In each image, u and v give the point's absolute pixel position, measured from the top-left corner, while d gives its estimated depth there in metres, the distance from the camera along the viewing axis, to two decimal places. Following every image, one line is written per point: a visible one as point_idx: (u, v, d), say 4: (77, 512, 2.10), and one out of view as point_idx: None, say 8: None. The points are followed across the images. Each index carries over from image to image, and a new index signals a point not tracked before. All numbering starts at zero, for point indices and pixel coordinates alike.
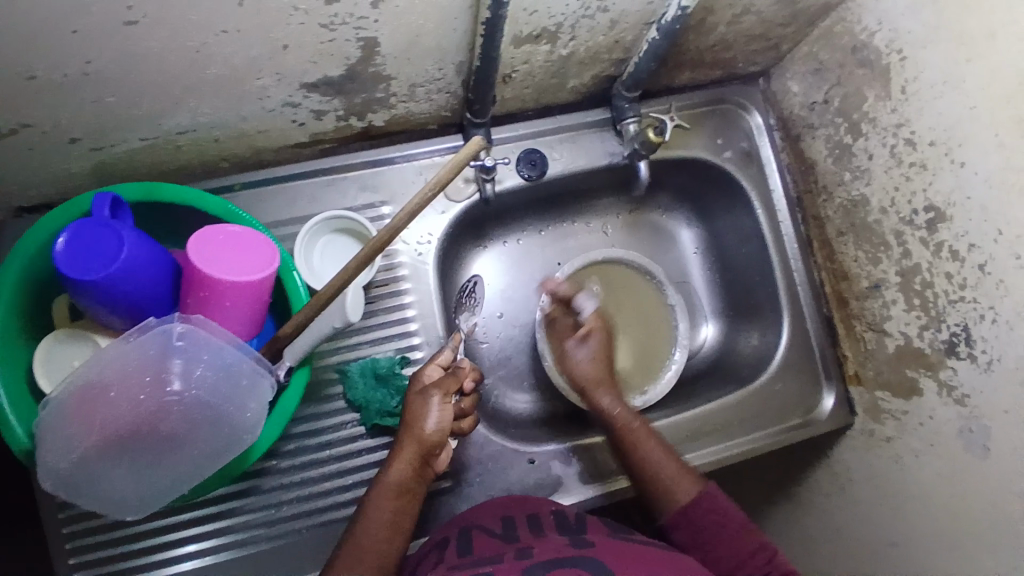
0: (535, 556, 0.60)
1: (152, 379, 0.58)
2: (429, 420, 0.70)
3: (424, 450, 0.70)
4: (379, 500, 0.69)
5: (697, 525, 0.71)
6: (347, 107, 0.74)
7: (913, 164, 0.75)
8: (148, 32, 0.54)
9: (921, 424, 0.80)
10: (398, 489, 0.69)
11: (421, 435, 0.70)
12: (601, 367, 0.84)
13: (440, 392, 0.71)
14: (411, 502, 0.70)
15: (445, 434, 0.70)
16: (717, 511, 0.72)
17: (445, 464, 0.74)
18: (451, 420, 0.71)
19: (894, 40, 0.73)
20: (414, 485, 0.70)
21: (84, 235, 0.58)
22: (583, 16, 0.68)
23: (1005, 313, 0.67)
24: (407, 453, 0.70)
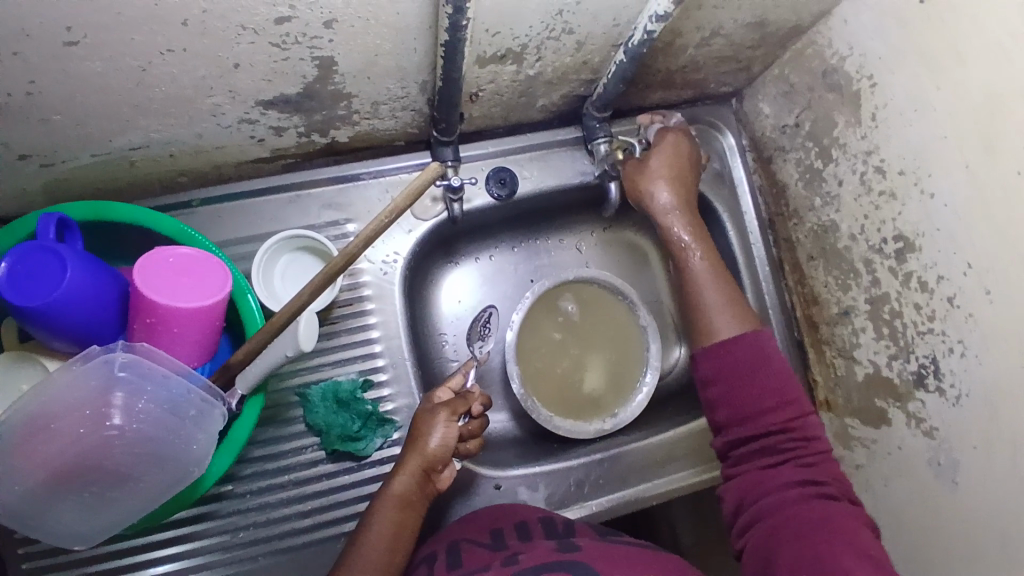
0: (523, 564, 0.62)
1: (92, 414, 0.55)
2: (434, 437, 0.71)
3: (428, 464, 0.71)
4: (383, 509, 0.69)
5: (739, 362, 0.71)
6: (307, 124, 0.72)
7: (883, 192, 0.75)
8: (89, 52, 0.52)
9: (889, 453, 0.80)
10: (405, 498, 0.70)
11: (426, 450, 0.71)
12: (670, 169, 0.83)
13: (448, 410, 0.72)
14: (414, 514, 0.71)
15: (449, 451, 0.72)
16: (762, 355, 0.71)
17: (447, 483, 0.74)
18: (456, 438, 0.72)
19: (864, 65, 0.73)
20: (418, 499, 0.71)
21: (24, 263, 0.56)
22: (548, 38, 0.67)
23: (973, 347, 0.67)
24: (412, 466, 0.71)
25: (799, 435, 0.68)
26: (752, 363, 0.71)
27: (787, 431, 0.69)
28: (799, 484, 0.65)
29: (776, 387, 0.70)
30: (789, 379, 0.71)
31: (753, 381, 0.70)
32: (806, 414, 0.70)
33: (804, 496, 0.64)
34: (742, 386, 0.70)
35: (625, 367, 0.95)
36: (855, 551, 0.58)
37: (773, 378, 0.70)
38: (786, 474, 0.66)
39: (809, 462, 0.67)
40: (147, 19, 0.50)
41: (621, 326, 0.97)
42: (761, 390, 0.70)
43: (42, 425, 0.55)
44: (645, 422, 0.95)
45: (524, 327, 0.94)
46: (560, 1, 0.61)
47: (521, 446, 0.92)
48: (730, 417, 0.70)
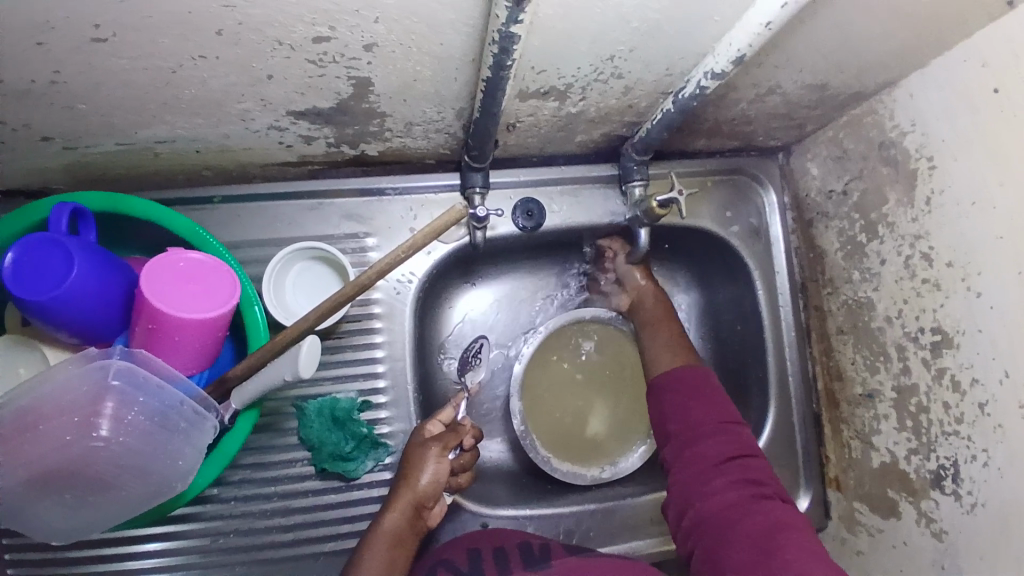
0: None
1: (80, 421, 0.54)
2: (426, 474, 0.71)
3: (418, 502, 0.70)
4: (374, 550, 0.67)
5: (685, 385, 0.76)
6: (338, 136, 0.70)
7: (926, 281, 0.70)
8: (120, 50, 0.50)
9: (894, 548, 0.76)
10: (398, 537, 0.69)
11: (416, 487, 0.70)
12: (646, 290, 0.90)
13: (439, 445, 0.72)
14: (405, 554, 0.69)
15: (440, 487, 0.72)
16: (703, 383, 0.76)
17: (437, 518, 0.74)
18: (447, 473, 0.72)
19: (924, 145, 0.69)
20: (409, 538, 0.70)
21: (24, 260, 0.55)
22: (595, 80, 0.64)
23: (997, 459, 0.64)
24: (402, 503, 0.70)
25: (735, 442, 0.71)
26: (695, 386, 0.76)
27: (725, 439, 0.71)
28: (740, 485, 0.67)
29: (715, 406, 0.74)
30: (723, 401, 0.74)
31: (698, 399, 0.74)
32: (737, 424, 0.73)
33: (741, 496, 0.66)
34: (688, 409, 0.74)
35: (631, 415, 0.92)
36: (801, 545, 0.61)
37: (715, 403, 0.74)
38: (724, 475, 0.68)
39: (746, 464, 0.69)
40: (179, 25, 0.48)
41: (633, 372, 0.93)
42: (701, 407, 0.74)
43: (31, 423, 0.54)
44: (645, 474, 0.92)
45: (534, 361, 0.91)
46: (612, 47, 0.58)
47: (514, 481, 0.90)
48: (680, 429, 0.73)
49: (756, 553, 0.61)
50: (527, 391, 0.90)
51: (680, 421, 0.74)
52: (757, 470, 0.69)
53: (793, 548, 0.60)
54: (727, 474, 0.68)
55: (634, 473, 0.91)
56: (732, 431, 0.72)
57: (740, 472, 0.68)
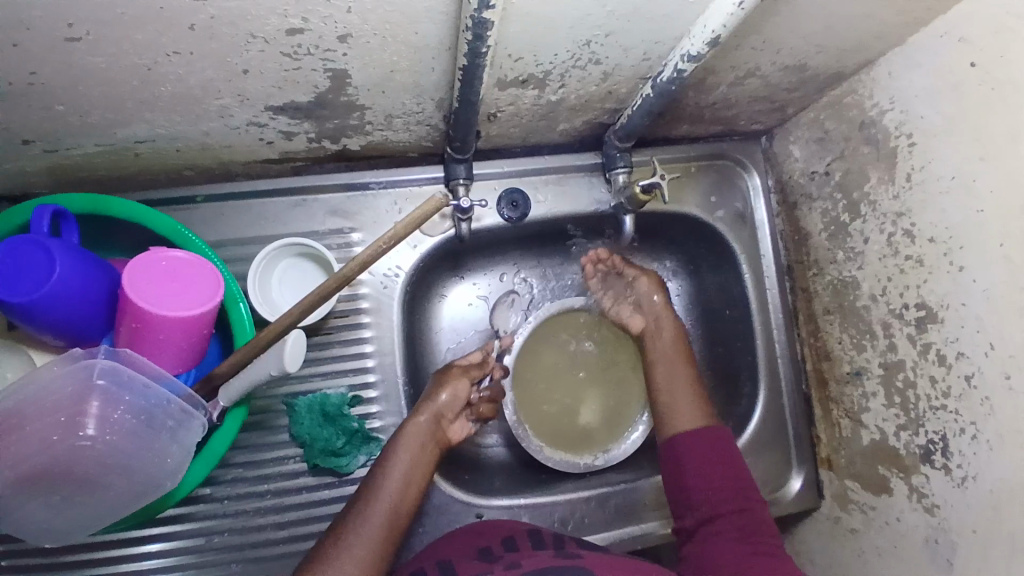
0: (524, 571, 0.61)
1: (66, 421, 0.54)
2: (447, 389, 0.76)
3: (438, 412, 0.74)
4: (399, 449, 0.70)
5: (704, 454, 0.75)
6: (318, 131, 0.70)
7: (910, 257, 0.71)
8: (94, 48, 0.50)
9: (886, 524, 0.77)
10: (422, 440, 0.71)
11: (436, 399, 0.74)
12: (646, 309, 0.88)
13: (459, 369, 0.79)
14: (428, 457, 0.71)
15: (460, 402, 0.76)
16: (722, 444, 0.76)
17: (459, 435, 0.76)
18: (466, 392, 0.77)
19: (904, 123, 0.69)
20: (430, 442, 0.72)
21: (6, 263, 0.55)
22: (573, 67, 0.64)
23: (986, 432, 0.64)
24: (425, 412, 0.73)
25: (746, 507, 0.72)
26: (711, 452, 0.75)
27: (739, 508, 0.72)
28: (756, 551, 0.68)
29: (731, 474, 0.74)
30: (738, 466, 0.75)
31: (714, 467, 0.74)
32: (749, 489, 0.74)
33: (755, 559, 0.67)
34: (704, 470, 0.74)
35: (623, 403, 0.92)
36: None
37: (731, 468, 0.75)
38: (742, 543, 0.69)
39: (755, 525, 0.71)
40: (153, 20, 0.48)
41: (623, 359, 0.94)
42: (720, 476, 0.74)
43: (15, 425, 0.54)
44: (638, 461, 0.92)
45: (526, 353, 0.91)
46: (588, 33, 0.58)
47: (508, 472, 0.90)
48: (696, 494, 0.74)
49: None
50: (519, 386, 0.90)
51: (696, 484, 0.74)
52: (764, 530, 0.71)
53: None
54: (745, 544, 0.69)
55: (627, 459, 0.92)
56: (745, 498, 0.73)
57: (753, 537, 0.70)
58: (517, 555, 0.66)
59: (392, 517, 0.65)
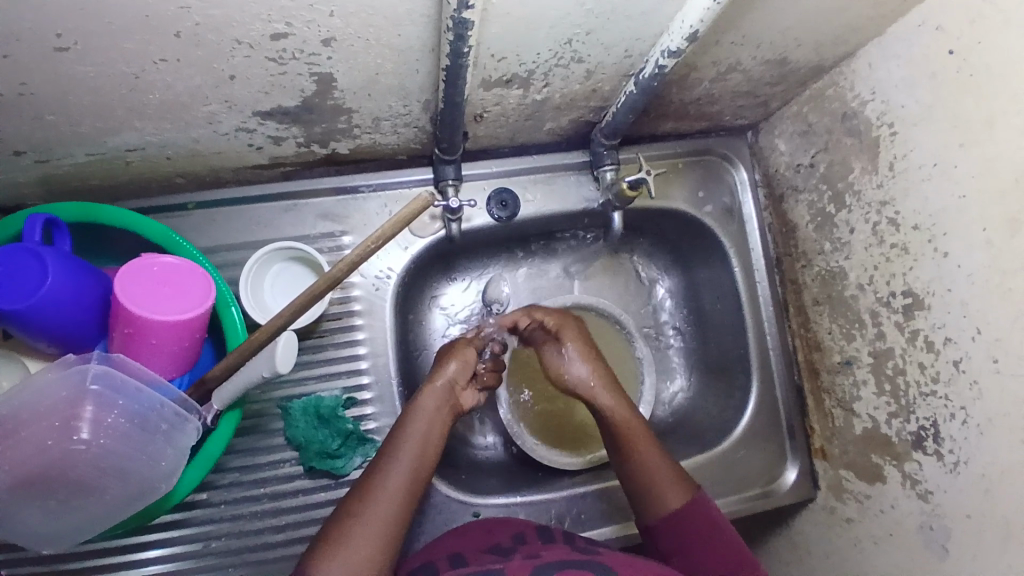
0: (545, 558, 0.62)
1: (61, 426, 0.55)
2: (455, 357, 0.75)
3: (449, 381, 0.73)
4: (416, 410, 0.70)
5: (692, 530, 0.69)
6: (306, 135, 0.70)
7: (895, 246, 0.72)
8: (81, 58, 0.51)
9: (881, 512, 0.77)
10: (438, 401, 0.71)
11: (445, 368, 0.74)
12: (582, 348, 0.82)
13: (464, 340, 0.79)
14: (444, 418, 0.71)
15: (470, 369, 0.76)
16: (704, 516, 0.70)
17: (470, 402, 0.76)
18: (471, 360, 0.76)
19: (885, 113, 0.70)
20: (444, 408, 0.71)
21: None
22: (556, 66, 0.65)
23: (976, 416, 0.65)
24: (438, 377, 0.73)
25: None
26: (699, 527, 0.69)
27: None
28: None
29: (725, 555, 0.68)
30: (732, 548, 0.69)
31: (700, 545, 0.69)
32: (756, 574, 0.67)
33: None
34: (693, 548, 0.69)
35: None
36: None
37: (720, 539, 0.69)
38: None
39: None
40: (138, 29, 0.48)
41: (616, 355, 0.94)
42: (709, 553, 0.68)
43: (11, 430, 0.54)
44: None
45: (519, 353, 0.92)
46: (569, 32, 0.59)
47: (505, 470, 0.90)
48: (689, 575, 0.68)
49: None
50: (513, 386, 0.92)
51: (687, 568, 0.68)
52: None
53: None
54: None
55: None
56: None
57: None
58: (530, 548, 0.66)
59: (413, 475, 0.65)
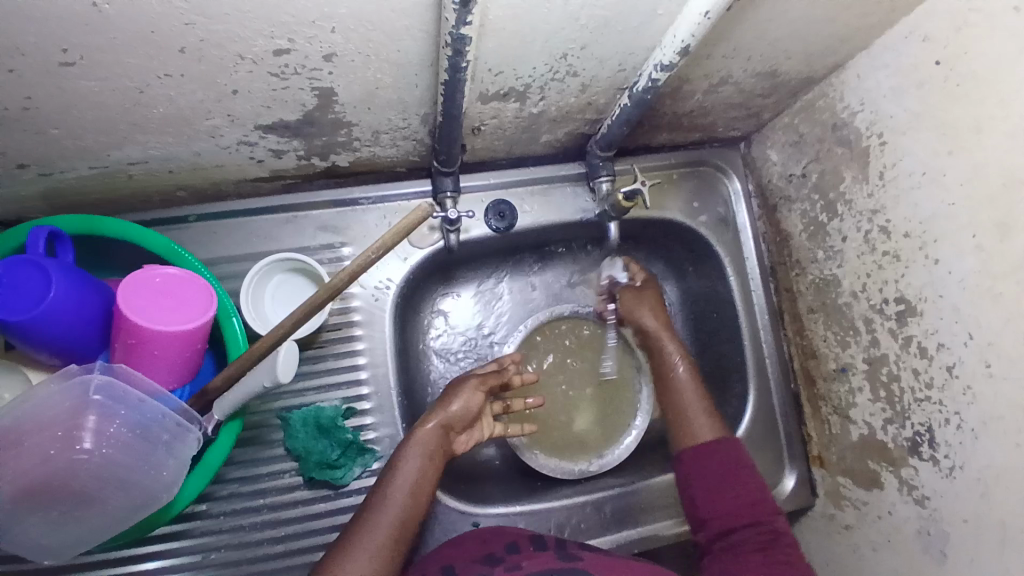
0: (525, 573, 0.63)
1: (63, 436, 0.55)
2: (458, 400, 0.76)
3: (448, 422, 0.74)
4: (408, 456, 0.70)
5: (716, 463, 0.76)
6: (307, 148, 0.72)
7: (887, 253, 0.73)
8: (86, 73, 0.52)
9: (879, 519, 0.78)
10: (432, 445, 0.72)
11: (448, 409, 0.75)
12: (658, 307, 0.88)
13: (477, 377, 0.79)
14: (436, 466, 0.71)
15: (469, 416, 0.76)
16: (739, 457, 0.77)
17: (461, 448, 0.78)
18: (477, 405, 0.77)
19: (874, 123, 0.72)
20: (438, 452, 0.72)
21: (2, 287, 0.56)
22: (552, 80, 0.66)
23: (970, 421, 0.65)
24: (434, 420, 0.73)
25: (772, 529, 0.72)
26: (727, 469, 0.76)
27: (760, 525, 0.72)
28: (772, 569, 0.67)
29: (749, 491, 0.74)
30: (760, 487, 0.75)
31: (728, 485, 0.75)
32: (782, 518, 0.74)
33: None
34: (721, 488, 0.75)
35: (616, 408, 0.93)
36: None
37: (747, 484, 0.75)
38: (756, 559, 0.68)
39: (778, 549, 0.69)
40: (143, 44, 0.50)
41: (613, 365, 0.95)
42: (736, 495, 0.74)
43: (13, 442, 0.54)
44: (633, 464, 0.93)
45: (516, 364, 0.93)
46: (564, 46, 0.60)
47: (504, 480, 0.90)
48: (711, 512, 0.74)
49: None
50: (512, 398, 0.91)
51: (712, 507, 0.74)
52: (793, 558, 0.69)
53: None
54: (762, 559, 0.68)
55: (621, 463, 0.92)
56: (769, 514, 0.73)
57: (772, 557, 0.68)
58: (519, 558, 0.67)
59: (402, 524, 0.66)
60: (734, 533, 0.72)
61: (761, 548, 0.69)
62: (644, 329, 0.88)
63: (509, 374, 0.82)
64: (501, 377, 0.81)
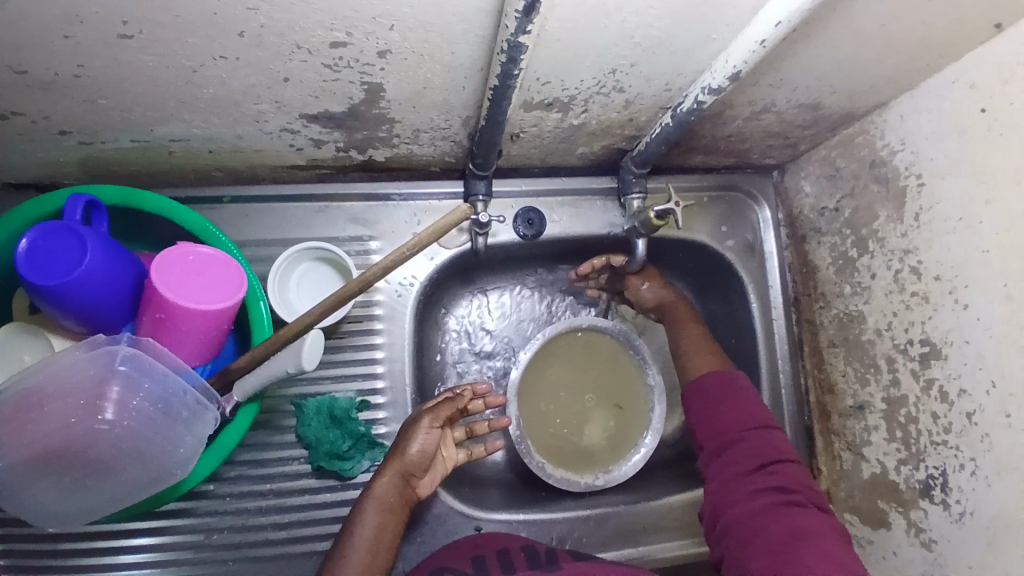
0: None
1: (87, 404, 0.55)
2: (414, 444, 0.73)
3: (406, 470, 0.73)
4: (366, 513, 0.70)
5: (710, 390, 0.80)
6: (347, 140, 0.72)
7: (915, 294, 0.73)
8: (143, 47, 0.52)
9: (883, 559, 0.77)
10: (390, 497, 0.71)
11: (404, 456, 0.73)
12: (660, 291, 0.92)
13: (429, 416, 0.75)
14: (396, 519, 0.71)
15: (427, 458, 0.74)
16: (727, 380, 0.81)
17: (427, 491, 0.75)
18: (435, 444, 0.74)
19: (913, 163, 0.71)
20: (398, 503, 0.71)
21: (37, 255, 0.56)
22: (597, 93, 0.67)
23: (984, 469, 0.65)
24: (391, 471, 0.72)
25: (768, 450, 0.74)
26: (722, 391, 0.80)
27: (757, 447, 0.74)
28: (769, 492, 0.70)
29: (744, 411, 0.77)
30: (755, 405, 0.78)
31: (726, 407, 0.78)
32: (776, 435, 0.76)
33: (771, 504, 0.69)
34: (715, 411, 0.79)
35: (625, 425, 0.93)
36: (824, 556, 0.63)
37: (744, 404, 0.78)
38: (753, 482, 0.71)
39: (776, 470, 0.72)
40: (204, 25, 0.50)
41: (626, 381, 0.94)
42: (731, 415, 0.77)
43: (36, 404, 0.55)
44: (638, 482, 0.92)
45: (532, 372, 0.92)
46: (614, 62, 0.61)
47: (508, 487, 0.90)
48: (707, 435, 0.78)
49: (779, 559, 0.64)
50: (528, 421, 0.91)
51: (709, 430, 0.78)
52: (790, 477, 0.71)
53: (816, 556, 0.62)
54: (754, 476, 0.72)
55: (627, 481, 0.92)
56: (763, 435, 0.75)
57: (768, 479, 0.71)
58: None
59: None
60: (731, 456, 0.74)
61: (759, 473, 0.72)
62: (660, 302, 0.91)
63: (464, 402, 0.78)
64: (456, 405, 0.77)
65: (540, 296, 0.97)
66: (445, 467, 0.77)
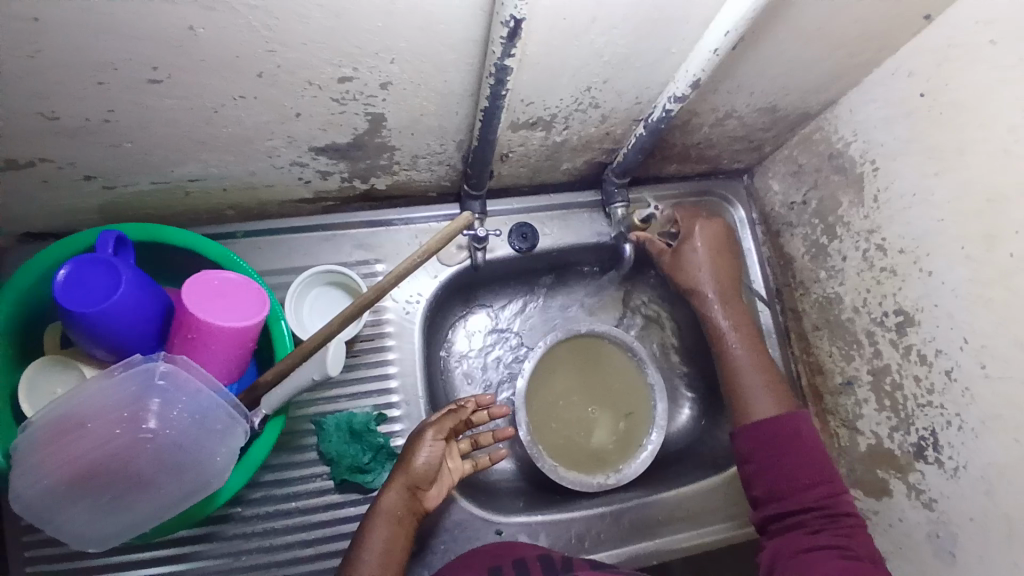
0: None
1: (130, 416, 0.59)
2: (419, 456, 0.76)
3: (412, 483, 0.75)
4: (375, 526, 0.72)
5: (772, 430, 0.79)
6: (351, 170, 0.79)
7: (884, 269, 0.79)
8: (169, 90, 0.59)
9: (890, 527, 0.80)
10: (397, 511, 0.73)
11: (410, 469, 0.75)
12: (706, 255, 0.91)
13: (433, 429, 0.78)
14: (405, 531, 0.73)
15: (433, 469, 0.76)
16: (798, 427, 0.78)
17: (434, 502, 0.78)
18: (440, 456, 0.77)
19: (867, 151, 0.79)
20: (406, 516, 0.74)
21: (76, 290, 0.61)
22: (576, 110, 0.74)
23: (970, 421, 0.69)
24: (398, 485, 0.75)
25: (832, 511, 0.73)
26: (789, 434, 0.78)
27: (821, 508, 0.74)
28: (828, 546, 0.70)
29: (810, 458, 0.76)
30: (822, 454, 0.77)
31: (792, 453, 0.77)
32: (841, 493, 0.75)
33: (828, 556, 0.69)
34: (780, 453, 0.77)
35: (630, 428, 0.96)
36: None
37: (810, 451, 0.77)
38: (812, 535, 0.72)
39: (838, 526, 0.72)
40: (225, 68, 0.57)
41: (628, 385, 0.98)
42: (795, 460, 0.76)
43: (78, 423, 0.58)
44: (648, 477, 0.95)
45: (539, 380, 0.97)
46: (589, 79, 0.68)
47: (523, 493, 0.93)
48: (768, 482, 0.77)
49: None
50: (536, 431, 0.94)
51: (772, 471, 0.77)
52: (851, 537, 0.71)
53: None
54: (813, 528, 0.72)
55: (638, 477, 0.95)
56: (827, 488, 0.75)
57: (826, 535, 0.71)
58: None
59: None
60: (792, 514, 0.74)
61: (819, 533, 0.72)
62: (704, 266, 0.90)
63: (467, 414, 0.81)
64: (460, 417, 0.81)
65: (539, 310, 1.03)
66: (451, 480, 0.80)
